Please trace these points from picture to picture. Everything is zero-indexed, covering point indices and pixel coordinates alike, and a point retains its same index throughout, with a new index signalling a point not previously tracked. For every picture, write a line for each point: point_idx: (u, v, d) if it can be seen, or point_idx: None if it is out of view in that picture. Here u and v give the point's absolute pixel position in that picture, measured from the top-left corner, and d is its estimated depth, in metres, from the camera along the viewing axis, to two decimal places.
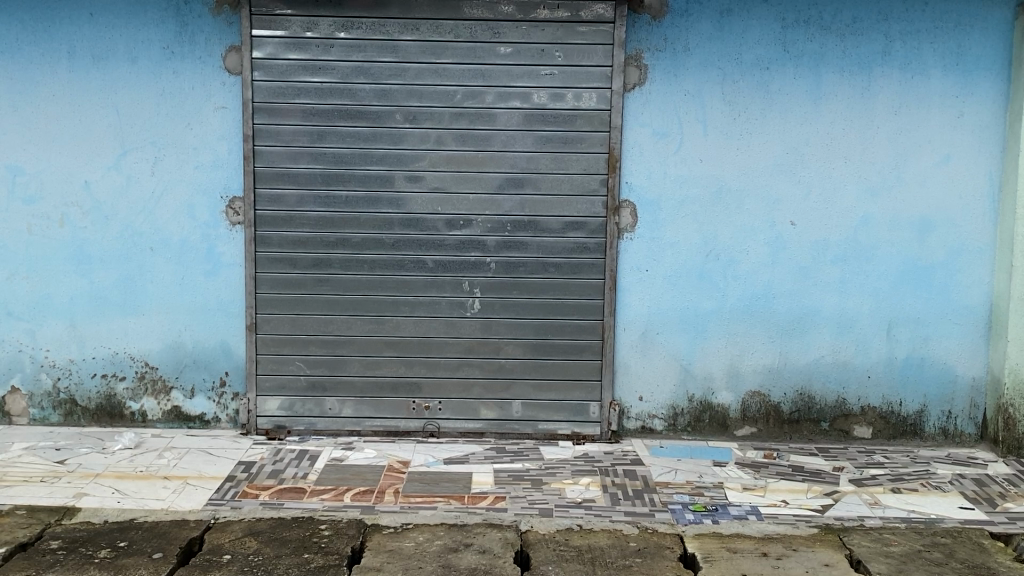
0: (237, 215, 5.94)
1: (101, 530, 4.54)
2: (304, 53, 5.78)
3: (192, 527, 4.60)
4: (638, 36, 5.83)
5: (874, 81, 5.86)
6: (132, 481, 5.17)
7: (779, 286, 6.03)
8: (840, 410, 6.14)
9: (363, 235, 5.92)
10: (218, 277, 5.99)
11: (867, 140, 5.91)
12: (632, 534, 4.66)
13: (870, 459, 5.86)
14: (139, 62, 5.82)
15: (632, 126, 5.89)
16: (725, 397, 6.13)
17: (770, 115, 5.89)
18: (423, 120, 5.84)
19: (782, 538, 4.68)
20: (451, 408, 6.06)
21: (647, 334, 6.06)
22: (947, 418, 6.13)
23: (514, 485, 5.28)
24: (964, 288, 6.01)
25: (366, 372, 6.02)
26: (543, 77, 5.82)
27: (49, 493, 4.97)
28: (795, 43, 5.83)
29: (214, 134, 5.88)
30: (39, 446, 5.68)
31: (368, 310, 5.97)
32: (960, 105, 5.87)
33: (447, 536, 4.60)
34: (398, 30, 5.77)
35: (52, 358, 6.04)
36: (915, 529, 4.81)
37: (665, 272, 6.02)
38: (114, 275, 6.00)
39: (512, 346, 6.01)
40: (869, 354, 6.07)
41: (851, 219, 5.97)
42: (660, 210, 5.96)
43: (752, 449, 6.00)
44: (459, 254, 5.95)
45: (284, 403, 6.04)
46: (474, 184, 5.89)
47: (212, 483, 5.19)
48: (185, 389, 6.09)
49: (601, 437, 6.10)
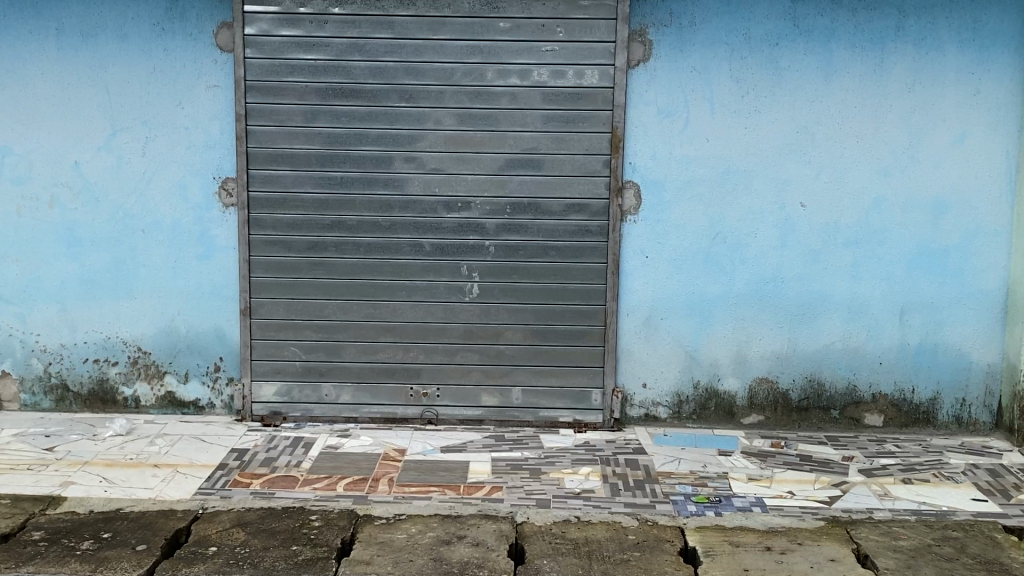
0: (230, 197, 5.79)
1: (85, 521, 4.45)
2: (298, 30, 5.60)
3: (179, 518, 4.50)
4: (643, 10, 5.62)
5: (887, 58, 5.62)
6: (121, 469, 5.07)
7: (788, 270, 5.83)
8: (850, 398, 5.95)
9: (359, 218, 5.76)
10: (211, 260, 5.85)
11: (880, 119, 5.68)
12: (631, 527, 4.51)
13: (881, 449, 5.68)
14: (128, 40, 5.67)
15: (637, 104, 5.69)
16: (732, 385, 5.96)
17: (779, 94, 5.67)
18: (420, 99, 5.66)
19: (787, 532, 4.51)
20: (449, 394, 5.92)
21: (651, 320, 5.89)
22: (961, 406, 5.93)
23: (512, 475, 5.14)
24: (979, 272, 5.79)
25: (362, 358, 5.88)
26: (544, 53, 5.62)
27: (35, 482, 4.88)
28: (805, 18, 5.60)
29: (205, 113, 5.72)
30: (29, 433, 5.59)
31: (364, 294, 5.83)
32: (977, 83, 5.63)
33: (440, 528, 4.46)
34: (393, 5, 5.59)
35: (42, 342, 5.94)
36: (925, 522, 4.63)
37: (670, 257, 5.83)
38: (105, 258, 5.87)
39: (512, 331, 5.85)
40: (882, 341, 5.87)
41: (862, 201, 5.76)
42: (665, 191, 5.77)
43: (759, 439, 5.83)
44: (458, 237, 5.78)
45: (281, 388, 5.92)
46: (473, 165, 5.71)
47: (203, 471, 5.09)
48: (178, 375, 5.98)
49: (604, 425, 5.93)
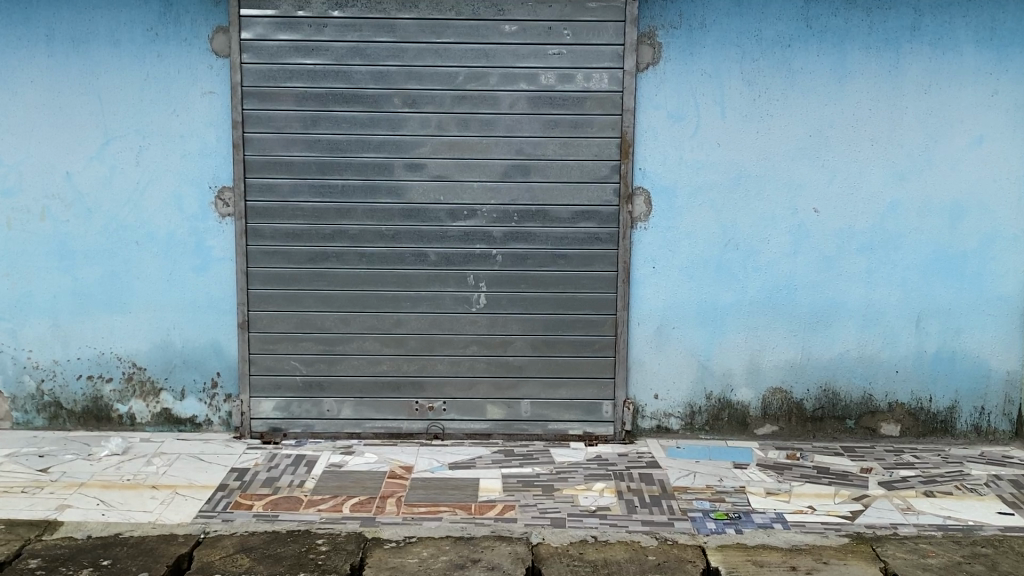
0: (227, 207, 5.60)
1: (83, 548, 4.26)
2: (296, 34, 5.42)
3: (181, 543, 4.31)
4: (652, 12, 5.47)
5: (902, 59, 5.49)
6: (118, 492, 4.87)
7: (801, 277, 5.69)
8: (866, 407, 5.81)
9: (361, 227, 5.59)
10: (208, 272, 5.66)
11: (895, 121, 5.55)
12: (651, 547, 4.36)
13: (900, 460, 5.54)
14: (121, 46, 5.48)
15: (647, 108, 5.53)
16: (745, 395, 5.81)
17: (792, 96, 5.53)
18: (423, 104, 5.49)
19: (811, 550, 4.37)
20: (455, 408, 5.75)
21: (663, 329, 5.74)
22: (979, 415, 5.81)
23: (524, 492, 4.97)
24: (997, 278, 5.67)
25: (365, 371, 5.71)
26: (551, 56, 5.46)
27: (29, 505, 4.68)
28: (818, 19, 5.47)
29: (201, 121, 5.53)
30: (22, 453, 5.39)
31: (367, 305, 5.65)
32: (994, 84, 5.51)
33: (453, 551, 4.29)
34: (395, 8, 5.42)
35: (34, 359, 5.74)
36: (953, 538, 4.50)
37: (682, 264, 5.68)
38: (98, 272, 5.68)
39: (520, 342, 5.69)
40: (898, 348, 5.74)
41: (877, 206, 5.62)
42: (676, 197, 5.62)
43: (774, 450, 5.68)
44: (464, 246, 5.61)
45: (281, 403, 5.73)
46: (479, 172, 5.55)
47: (203, 493, 4.90)
48: (175, 392, 5.79)
49: (615, 437, 5.78)
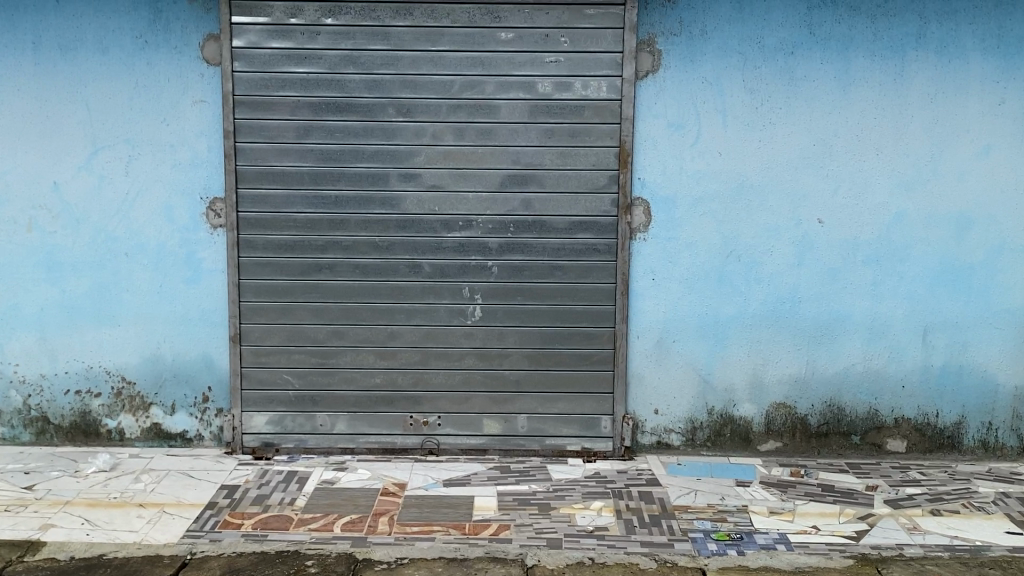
0: (218, 218, 5.49)
1: (64, 569, 4.14)
2: (288, 42, 5.32)
3: (166, 565, 4.19)
4: (651, 19, 5.35)
5: (907, 67, 5.38)
6: (103, 510, 4.76)
7: (805, 289, 5.56)
8: (872, 423, 5.68)
9: (354, 238, 5.47)
10: (198, 284, 5.55)
11: (900, 130, 5.43)
12: (650, 569, 4.23)
13: (906, 477, 5.41)
14: (110, 54, 5.38)
15: (646, 116, 5.42)
16: (747, 410, 5.68)
17: (795, 105, 5.41)
18: (418, 114, 5.39)
19: (815, 572, 4.23)
20: (450, 423, 5.63)
21: (663, 343, 5.61)
22: (987, 430, 5.68)
23: (520, 511, 4.84)
24: (1005, 290, 5.54)
25: (359, 385, 5.59)
26: (548, 64, 5.35)
27: (12, 525, 4.56)
28: (821, 25, 5.35)
29: (191, 130, 5.43)
30: (7, 470, 5.27)
31: (361, 318, 5.54)
32: (1001, 92, 5.39)
33: (445, 573, 4.17)
34: (390, 16, 5.31)
35: (21, 373, 5.63)
36: (960, 559, 4.37)
37: (683, 277, 5.56)
38: (86, 284, 5.57)
39: (517, 356, 5.57)
40: (904, 363, 5.61)
41: (882, 216, 5.50)
42: (676, 208, 5.50)
43: (778, 467, 5.55)
44: (459, 258, 5.50)
45: (272, 418, 5.61)
46: (474, 182, 5.43)
47: (191, 511, 4.78)
48: (164, 407, 5.67)
49: (614, 453, 5.65)
